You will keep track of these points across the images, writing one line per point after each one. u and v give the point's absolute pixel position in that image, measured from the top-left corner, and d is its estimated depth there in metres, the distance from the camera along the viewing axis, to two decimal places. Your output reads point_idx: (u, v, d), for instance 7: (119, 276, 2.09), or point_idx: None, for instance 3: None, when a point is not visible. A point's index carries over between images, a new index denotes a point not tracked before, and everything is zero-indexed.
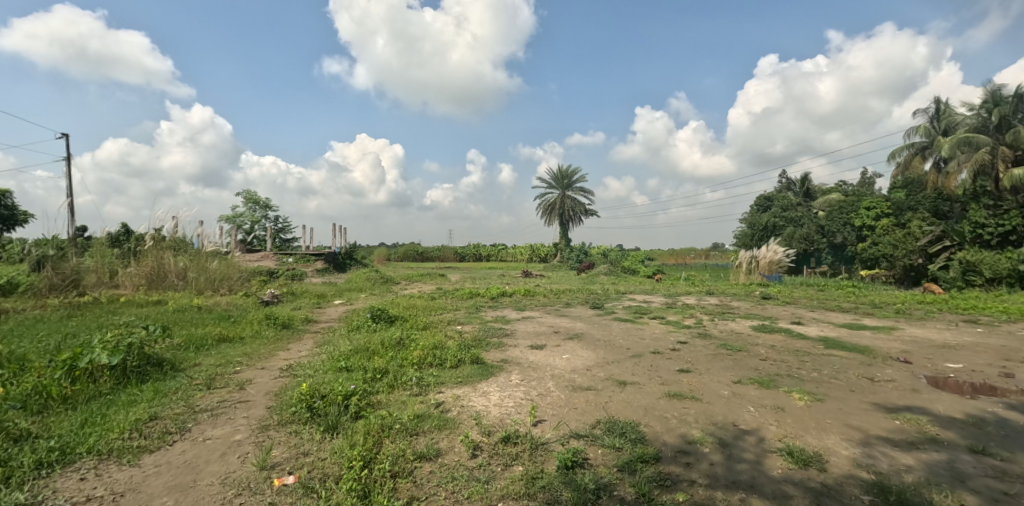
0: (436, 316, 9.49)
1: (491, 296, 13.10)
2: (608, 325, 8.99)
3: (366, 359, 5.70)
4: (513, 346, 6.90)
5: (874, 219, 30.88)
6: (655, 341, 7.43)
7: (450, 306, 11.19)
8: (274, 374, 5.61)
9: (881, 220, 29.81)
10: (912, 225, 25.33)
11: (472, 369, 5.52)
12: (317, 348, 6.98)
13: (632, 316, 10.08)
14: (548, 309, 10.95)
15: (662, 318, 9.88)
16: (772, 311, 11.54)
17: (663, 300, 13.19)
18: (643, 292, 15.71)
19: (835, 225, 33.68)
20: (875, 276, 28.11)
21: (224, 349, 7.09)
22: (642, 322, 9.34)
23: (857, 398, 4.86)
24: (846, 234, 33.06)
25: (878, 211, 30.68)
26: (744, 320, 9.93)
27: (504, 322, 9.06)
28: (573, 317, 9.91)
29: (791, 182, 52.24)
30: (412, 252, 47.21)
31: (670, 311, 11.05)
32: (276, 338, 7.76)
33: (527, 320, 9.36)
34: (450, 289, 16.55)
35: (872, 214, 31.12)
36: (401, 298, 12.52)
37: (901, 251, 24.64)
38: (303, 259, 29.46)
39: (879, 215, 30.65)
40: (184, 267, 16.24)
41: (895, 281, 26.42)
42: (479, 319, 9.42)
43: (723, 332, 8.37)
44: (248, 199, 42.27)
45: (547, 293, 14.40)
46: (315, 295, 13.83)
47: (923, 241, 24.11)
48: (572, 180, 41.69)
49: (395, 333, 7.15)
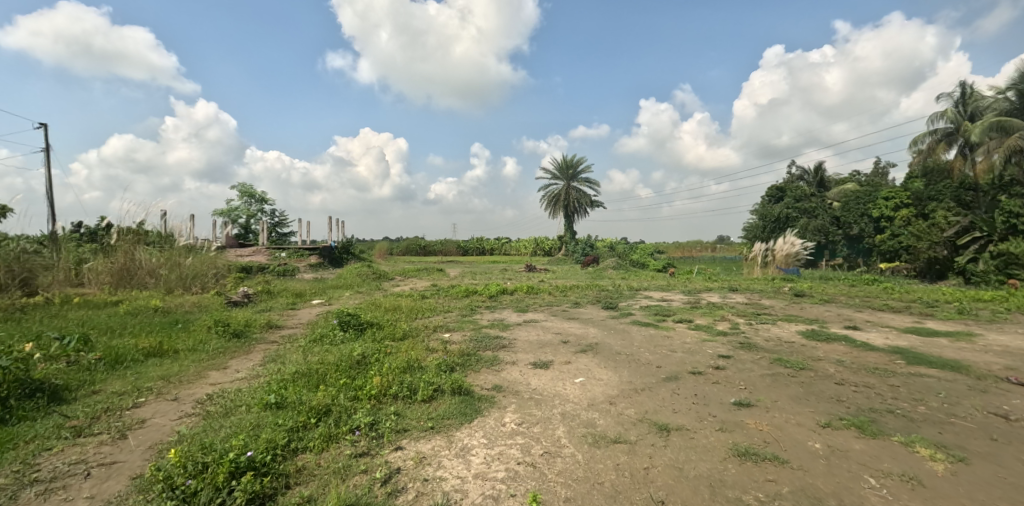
0: (420, 321, 7.93)
1: (489, 294, 11.54)
2: (628, 331, 7.42)
3: (307, 390, 4.17)
4: (510, 364, 5.34)
5: (894, 209, 28.89)
6: (691, 355, 5.87)
7: (440, 307, 9.64)
8: (179, 412, 4.12)
9: (900, 211, 28.06)
10: (935, 217, 23.61)
11: (451, 405, 3.97)
12: (261, 367, 5.45)
13: (652, 319, 8.50)
14: (554, 310, 9.39)
15: (689, 321, 8.29)
16: (814, 311, 9.89)
17: (685, 299, 11.60)
18: (659, 289, 14.09)
19: (852, 216, 31.71)
20: (896, 270, 26.29)
21: (145, 367, 5.61)
22: (668, 327, 7.77)
23: (1011, 455, 3.34)
24: (862, 226, 31.01)
25: (897, 201, 28.72)
26: (788, 324, 8.31)
27: (502, 329, 7.49)
28: (583, 320, 8.34)
29: (803, 171, 50.30)
30: (414, 245, 45.81)
31: (696, 312, 9.42)
32: (219, 352, 6.28)
33: (529, 325, 7.80)
34: (445, 285, 15.04)
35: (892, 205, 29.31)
36: (385, 297, 10.99)
37: (923, 243, 22.88)
38: (296, 254, 28.08)
39: (898, 205, 28.66)
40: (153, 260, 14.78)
41: (916, 275, 24.72)
42: (472, 324, 7.87)
43: (770, 341, 6.79)
44: (244, 192, 40.91)
45: (553, 291, 12.80)
46: (292, 294, 12.34)
47: (949, 231, 22.26)
48: (577, 170, 39.99)
49: (361, 347, 5.60)
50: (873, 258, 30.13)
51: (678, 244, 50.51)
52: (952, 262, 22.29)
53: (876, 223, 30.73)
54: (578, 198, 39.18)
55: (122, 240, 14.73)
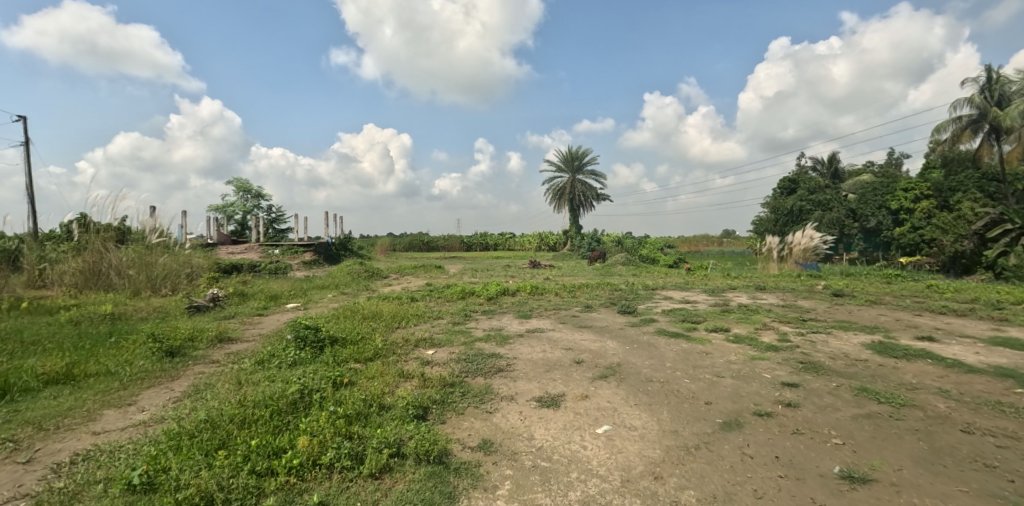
0: (399, 332, 6.52)
1: (487, 296, 10.10)
2: (655, 344, 6.01)
3: (198, 457, 2.83)
4: (506, 400, 3.96)
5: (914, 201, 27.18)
6: (747, 383, 4.47)
7: (430, 313, 8.26)
8: (9, 493, 2.81)
9: (921, 203, 26.18)
10: (961, 208, 21.95)
11: (410, 486, 2.61)
12: (175, 404, 4.13)
13: (681, 328, 7.06)
14: (563, 316, 7.97)
15: (726, 331, 6.86)
16: (866, 316, 8.46)
17: (711, 300, 10.15)
18: (678, 288, 12.63)
19: (868, 208, 29.93)
20: (918, 265, 24.56)
21: (27, 405, 4.30)
22: (702, 339, 6.35)
23: None
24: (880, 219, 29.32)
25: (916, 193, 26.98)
26: (846, 334, 6.88)
27: (499, 342, 6.05)
28: (597, 330, 6.91)
29: (816, 162, 48.57)
30: (416, 242, 44.38)
31: (730, 317, 7.98)
32: (137, 381, 4.95)
33: (532, 338, 6.37)
34: (441, 285, 13.65)
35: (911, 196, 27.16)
36: (368, 300, 9.63)
37: (949, 236, 21.33)
38: (290, 250, 26.77)
39: (918, 197, 26.60)
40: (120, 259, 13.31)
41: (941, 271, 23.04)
42: (461, 336, 6.45)
43: (838, 361, 5.36)
44: (239, 188, 39.61)
45: (560, 291, 11.38)
46: (267, 296, 10.98)
47: (977, 224, 20.57)
48: (582, 162, 38.44)
49: (307, 376, 4.24)
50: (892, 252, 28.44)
51: (687, 238, 48.90)
52: (980, 257, 20.60)
53: (894, 215, 28.58)
54: (583, 192, 37.67)
55: (86, 236, 13.41)
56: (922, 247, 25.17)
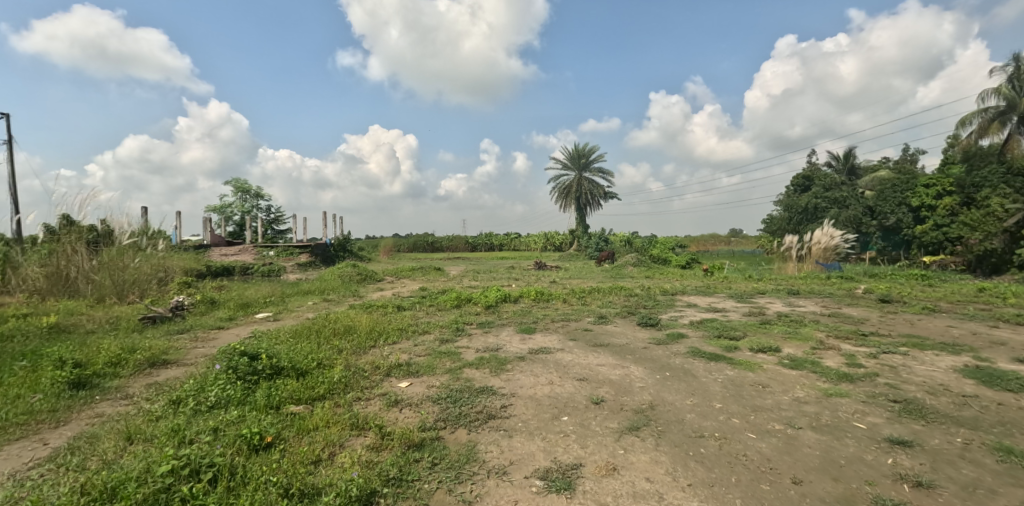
0: (366, 357, 5.19)
1: (485, 305, 8.78)
2: (693, 372, 4.68)
3: None
4: (497, 477, 2.67)
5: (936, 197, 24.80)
6: (840, 442, 3.16)
7: (414, 326, 6.95)
8: None
9: (944, 200, 24.01)
10: (990, 204, 20.30)
11: None
12: (22, 478, 2.93)
13: (720, 348, 5.73)
14: (572, 331, 6.65)
15: (776, 351, 5.52)
16: (934, 329, 7.09)
17: (743, 308, 8.79)
18: (700, 292, 11.28)
19: (887, 205, 26.73)
20: (943, 264, 22.82)
21: None
22: (751, 363, 5.01)
23: None
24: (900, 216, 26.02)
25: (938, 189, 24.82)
26: (927, 356, 5.53)
27: (493, 370, 4.74)
28: (617, 349, 5.58)
29: (832, 158, 46.91)
30: (420, 242, 43.19)
31: (775, 331, 6.63)
32: (7, 429, 3.73)
33: (535, 362, 5.04)
34: (436, 290, 12.35)
35: (933, 192, 24.87)
36: (348, 311, 8.36)
37: (977, 234, 19.79)
38: (284, 252, 25.58)
39: (940, 193, 24.63)
40: (85, 260, 12.08)
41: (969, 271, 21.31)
42: (446, 359, 5.12)
43: (942, 400, 4.03)
44: (238, 188, 38.62)
45: (568, 297, 10.06)
46: (238, 304, 9.73)
47: (1009, 221, 18.96)
48: (589, 159, 37.07)
49: (209, 440, 2.99)
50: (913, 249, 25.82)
51: (698, 237, 47.33)
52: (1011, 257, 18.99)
53: (915, 213, 25.92)
54: (590, 190, 36.28)
55: (50, 238, 12.25)
56: (946, 247, 23.51)
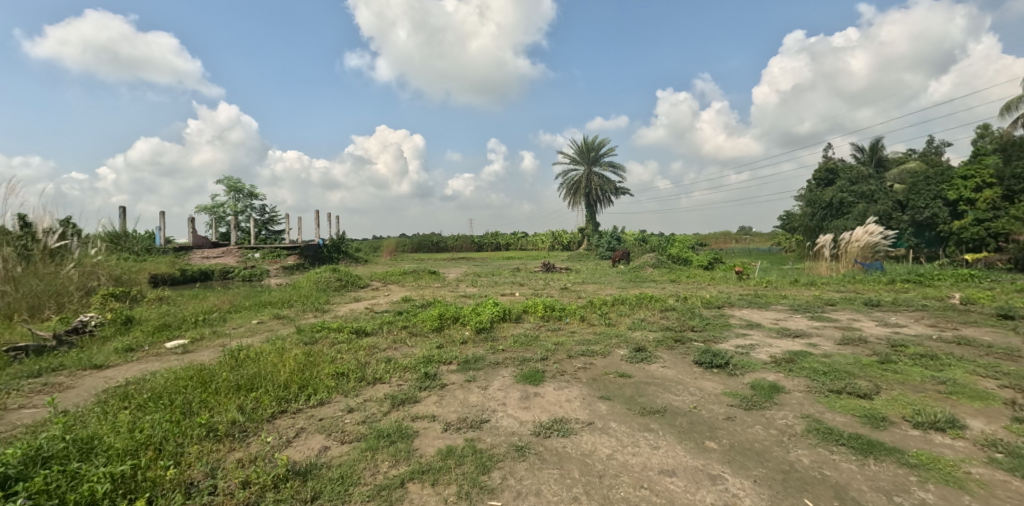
0: (227, 456, 2.86)
1: (475, 329, 6.45)
2: (857, 500, 2.39)
3: None
4: None
5: (976, 191, 20.69)
6: None
7: (358, 367, 4.62)
8: None
9: (986, 192, 20.24)
10: None
11: None
12: None
13: (856, 418, 3.39)
14: (599, 378, 4.31)
15: (961, 429, 3.21)
16: None
17: (829, 330, 6.40)
18: (753, 304, 8.91)
19: (920, 198, 22.61)
20: (989, 262, 19.07)
21: None
22: (947, 467, 2.72)
23: None
24: (934, 210, 21.94)
25: (977, 181, 20.65)
26: None
27: (463, 493, 2.43)
28: (684, 424, 3.27)
29: (859, 150, 43.98)
30: (423, 242, 41.01)
31: (916, 379, 4.27)
32: None
33: (545, 462, 2.74)
34: (421, 301, 10.02)
35: (971, 185, 20.79)
36: (287, 338, 6.09)
37: None
38: (270, 253, 23.47)
39: (980, 186, 20.63)
40: (13, 264, 9.58)
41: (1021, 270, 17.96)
42: (382, 457, 2.82)
43: None
44: (232, 187, 36.64)
45: (588, 312, 7.70)
46: (157, 324, 7.52)
47: None
48: (599, 152, 34.60)
49: None
50: (947, 246, 22.03)
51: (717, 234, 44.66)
52: None
53: (953, 207, 21.78)
54: (601, 186, 33.83)
55: None
56: (990, 243, 19.82)
